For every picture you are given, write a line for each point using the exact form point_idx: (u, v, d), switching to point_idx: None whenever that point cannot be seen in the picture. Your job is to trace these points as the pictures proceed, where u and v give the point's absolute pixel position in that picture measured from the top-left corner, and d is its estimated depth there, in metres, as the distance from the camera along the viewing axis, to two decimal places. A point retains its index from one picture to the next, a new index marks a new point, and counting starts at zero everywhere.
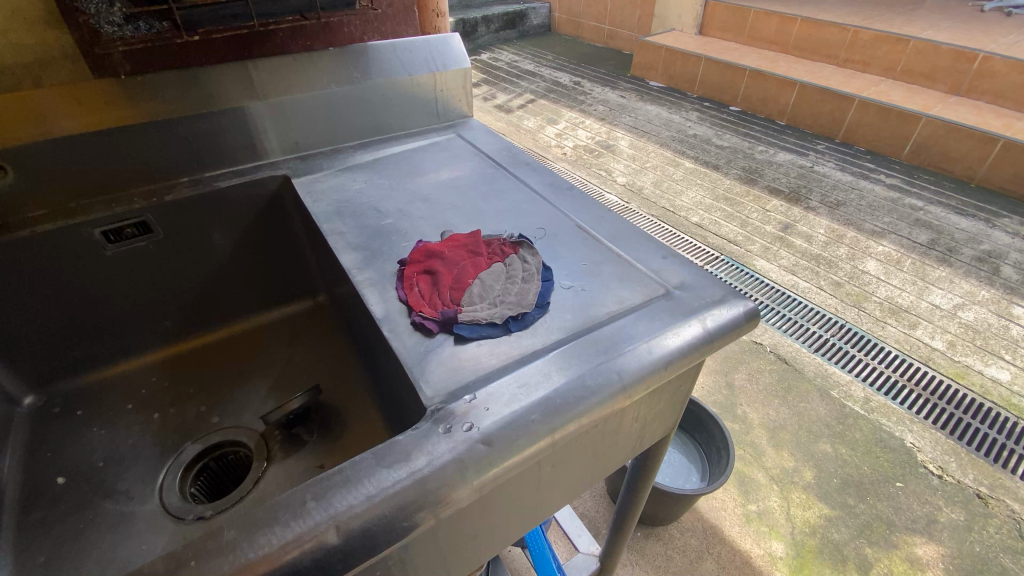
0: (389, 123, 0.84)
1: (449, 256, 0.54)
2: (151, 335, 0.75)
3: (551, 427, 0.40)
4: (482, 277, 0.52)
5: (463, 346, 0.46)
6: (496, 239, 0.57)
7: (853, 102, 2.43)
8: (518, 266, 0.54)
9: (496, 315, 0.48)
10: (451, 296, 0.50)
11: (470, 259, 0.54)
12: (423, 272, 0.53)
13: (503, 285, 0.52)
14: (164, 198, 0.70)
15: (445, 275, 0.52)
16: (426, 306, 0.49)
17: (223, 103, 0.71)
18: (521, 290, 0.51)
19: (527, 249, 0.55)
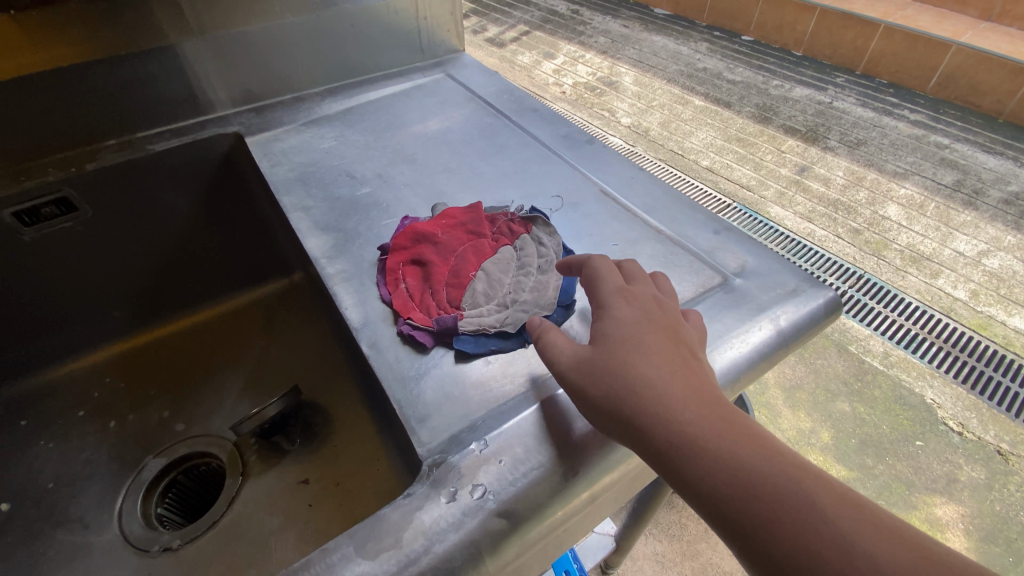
0: (362, 63, 0.69)
1: (442, 240, 0.43)
2: (98, 330, 0.64)
3: (589, 482, 0.30)
4: (486, 268, 0.41)
5: (466, 366, 0.35)
6: (501, 215, 0.46)
7: (879, 29, 2.22)
8: (529, 250, 0.42)
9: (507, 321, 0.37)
10: (447, 295, 0.39)
11: (470, 243, 0.43)
12: (411, 264, 0.42)
13: (513, 279, 0.41)
14: (85, 166, 0.56)
15: (439, 269, 0.41)
16: (417, 310, 0.38)
17: (149, 44, 0.56)
18: (538, 285, 0.40)
19: (541, 227, 0.44)
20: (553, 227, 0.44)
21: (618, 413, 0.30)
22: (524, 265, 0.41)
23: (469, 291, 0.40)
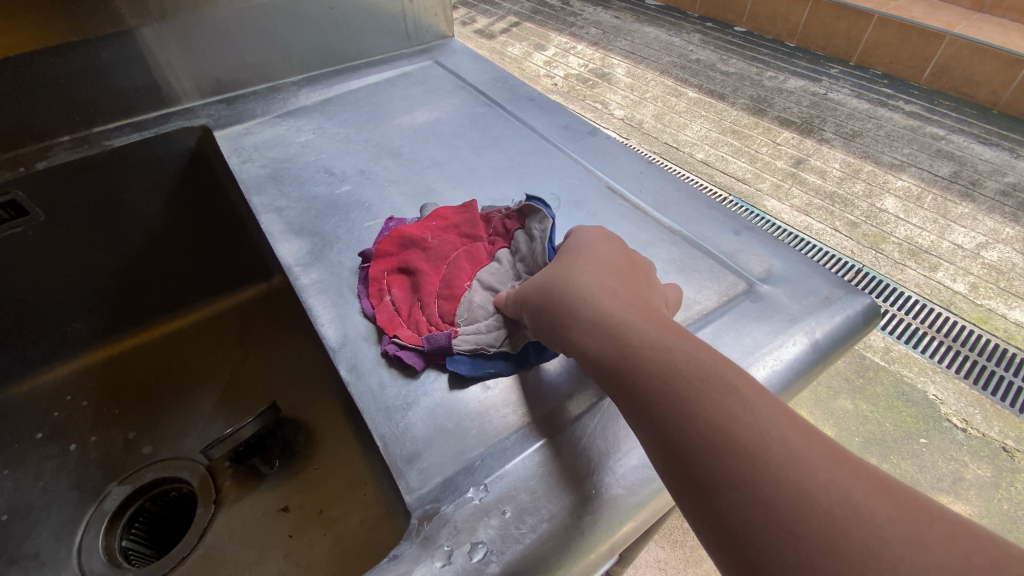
0: (342, 49, 0.63)
1: (433, 251, 0.38)
2: (58, 344, 0.59)
3: (606, 531, 0.26)
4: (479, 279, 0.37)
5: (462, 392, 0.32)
6: (495, 212, 0.40)
7: (872, 20, 2.20)
8: (525, 250, 0.37)
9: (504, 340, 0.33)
10: (437, 312, 0.35)
11: (464, 247, 0.38)
12: (398, 273, 0.37)
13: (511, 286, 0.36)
14: (34, 165, 0.50)
15: (430, 285, 0.37)
16: (404, 327, 0.34)
17: (102, 29, 0.50)
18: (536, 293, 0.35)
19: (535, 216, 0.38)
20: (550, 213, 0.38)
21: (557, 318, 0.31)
22: (521, 273, 0.37)
23: (460, 303, 0.35)
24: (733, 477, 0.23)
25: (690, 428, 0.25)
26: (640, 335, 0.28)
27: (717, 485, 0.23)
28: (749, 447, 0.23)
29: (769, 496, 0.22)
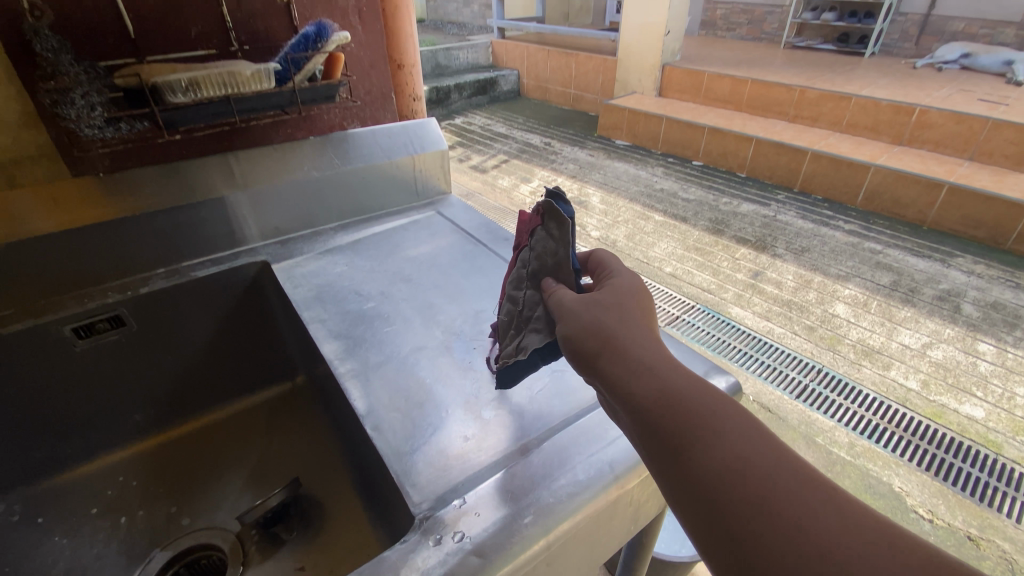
0: (368, 203, 0.85)
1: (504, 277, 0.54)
2: (120, 432, 0.71)
3: (545, 529, 0.39)
4: (514, 293, 0.51)
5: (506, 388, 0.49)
6: (529, 217, 0.52)
7: (806, 155, 2.60)
8: (540, 252, 0.49)
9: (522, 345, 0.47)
10: (499, 324, 0.52)
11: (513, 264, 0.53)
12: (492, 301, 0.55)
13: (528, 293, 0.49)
14: (140, 290, 0.68)
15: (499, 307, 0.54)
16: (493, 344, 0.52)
17: (202, 195, 0.72)
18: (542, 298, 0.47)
19: (548, 222, 0.49)
20: (563, 220, 0.48)
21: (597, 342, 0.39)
22: (536, 272, 0.49)
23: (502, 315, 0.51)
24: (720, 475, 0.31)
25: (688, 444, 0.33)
26: (652, 380, 0.36)
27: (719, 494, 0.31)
28: (737, 468, 0.31)
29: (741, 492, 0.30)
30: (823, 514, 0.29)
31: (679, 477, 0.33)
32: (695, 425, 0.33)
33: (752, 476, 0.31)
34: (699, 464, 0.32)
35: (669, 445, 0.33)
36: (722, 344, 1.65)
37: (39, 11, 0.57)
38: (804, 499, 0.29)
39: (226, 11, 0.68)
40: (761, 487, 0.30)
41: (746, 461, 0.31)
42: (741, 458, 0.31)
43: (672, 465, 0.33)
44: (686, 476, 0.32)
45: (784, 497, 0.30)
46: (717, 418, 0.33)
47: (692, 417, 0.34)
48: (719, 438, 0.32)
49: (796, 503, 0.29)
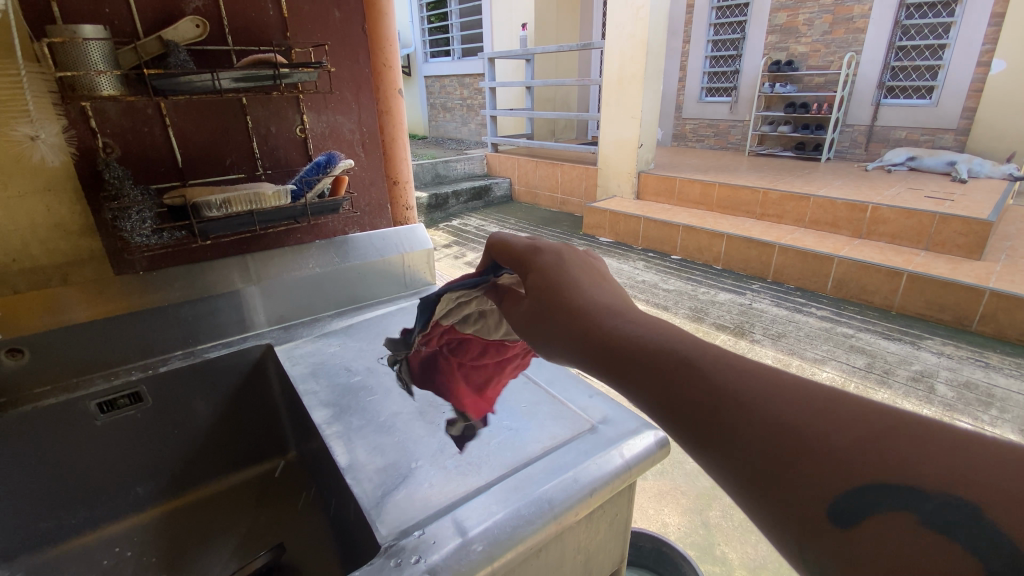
0: (363, 295, 0.99)
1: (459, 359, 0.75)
2: (121, 504, 0.78)
3: (490, 556, 0.46)
4: (492, 336, 0.72)
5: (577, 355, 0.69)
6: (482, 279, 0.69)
7: (775, 248, 2.81)
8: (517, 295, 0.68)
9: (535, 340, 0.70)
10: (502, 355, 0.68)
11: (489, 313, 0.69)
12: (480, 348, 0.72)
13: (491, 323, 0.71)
14: (159, 369, 0.78)
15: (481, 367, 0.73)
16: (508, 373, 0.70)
17: (221, 289, 0.85)
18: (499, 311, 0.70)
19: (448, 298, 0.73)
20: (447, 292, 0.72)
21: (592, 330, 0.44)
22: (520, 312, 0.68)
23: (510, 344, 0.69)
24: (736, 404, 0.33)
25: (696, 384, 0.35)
26: (647, 344, 0.40)
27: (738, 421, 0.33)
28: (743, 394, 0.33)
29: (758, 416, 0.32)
30: (808, 409, 0.32)
31: (694, 410, 0.35)
32: (678, 368, 0.37)
33: (747, 386, 0.34)
34: (692, 398, 0.35)
35: (662, 390, 0.36)
36: None
37: (110, 148, 0.74)
38: (791, 397, 0.32)
39: (255, 145, 0.87)
40: (750, 399, 0.33)
41: (745, 385, 0.34)
42: (741, 384, 0.34)
43: (685, 398, 0.35)
44: (685, 412, 0.35)
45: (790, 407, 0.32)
46: (695, 357, 0.37)
47: (674, 362, 0.37)
48: (702, 373, 0.36)
49: (783, 407, 0.32)
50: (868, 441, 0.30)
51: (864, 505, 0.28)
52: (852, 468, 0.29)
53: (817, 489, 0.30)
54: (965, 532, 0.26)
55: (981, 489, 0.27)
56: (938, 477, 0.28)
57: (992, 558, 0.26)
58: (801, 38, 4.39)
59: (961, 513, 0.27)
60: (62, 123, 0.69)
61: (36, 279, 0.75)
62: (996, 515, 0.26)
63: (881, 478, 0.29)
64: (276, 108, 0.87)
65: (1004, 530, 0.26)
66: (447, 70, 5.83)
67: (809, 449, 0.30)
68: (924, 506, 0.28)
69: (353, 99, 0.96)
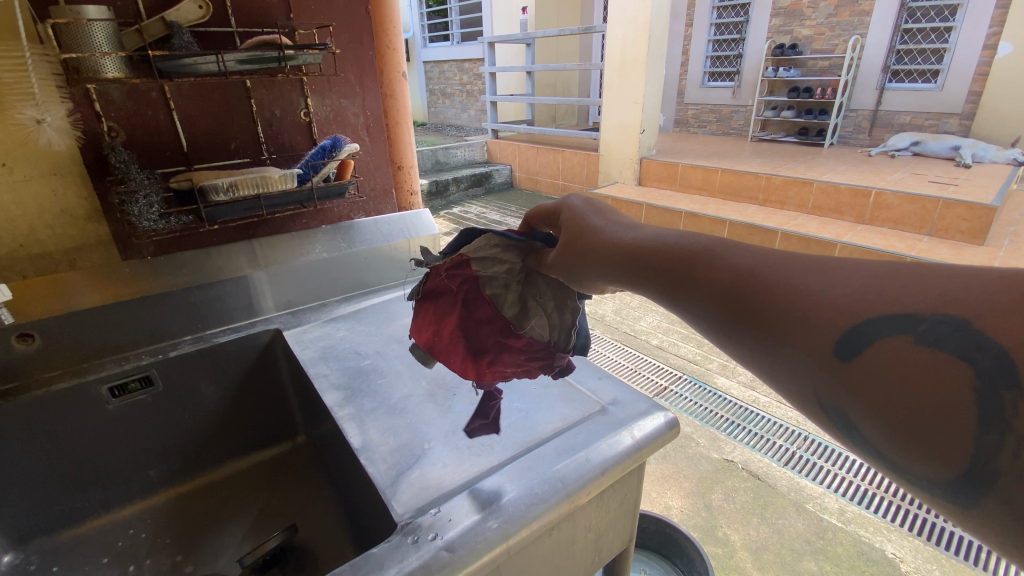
0: (369, 280, 0.99)
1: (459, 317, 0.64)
2: (134, 487, 0.78)
3: (505, 533, 0.47)
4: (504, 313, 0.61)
5: (590, 342, 0.65)
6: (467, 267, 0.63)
7: (777, 235, 2.80)
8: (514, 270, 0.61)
9: (552, 330, 0.61)
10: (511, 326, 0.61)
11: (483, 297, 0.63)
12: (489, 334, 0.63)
13: (513, 295, 0.60)
14: (169, 353, 0.79)
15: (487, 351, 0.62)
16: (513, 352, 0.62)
17: (229, 274, 0.85)
18: (527, 285, 0.59)
19: (489, 238, 0.59)
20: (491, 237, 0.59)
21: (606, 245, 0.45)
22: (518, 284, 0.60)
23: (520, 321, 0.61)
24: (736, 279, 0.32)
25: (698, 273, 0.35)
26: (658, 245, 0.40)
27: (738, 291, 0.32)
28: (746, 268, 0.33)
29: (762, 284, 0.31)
30: (807, 266, 0.30)
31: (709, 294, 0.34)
32: (689, 258, 0.36)
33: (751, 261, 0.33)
34: (702, 279, 0.35)
35: (675, 283, 0.37)
36: (709, 414, 1.76)
37: (115, 131, 0.73)
38: (794, 263, 0.31)
39: (260, 129, 0.86)
40: (755, 269, 0.32)
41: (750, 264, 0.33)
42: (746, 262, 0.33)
43: (690, 285, 0.35)
44: (695, 296, 0.35)
45: (785, 272, 0.30)
46: (706, 244, 0.36)
47: (685, 253, 0.37)
48: (716, 258, 0.35)
49: (785, 267, 0.31)
50: (873, 287, 0.27)
51: (860, 334, 0.25)
52: (850, 306, 0.26)
53: (809, 330, 0.28)
54: (956, 343, 0.22)
55: (976, 304, 0.23)
56: (938, 301, 0.24)
57: (978, 361, 0.22)
58: (806, 21, 4.33)
59: (952, 327, 0.23)
60: (67, 106, 0.69)
61: (43, 263, 0.75)
62: (986, 326, 0.22)
63: (880, 312, 0.25)
64: (280, 91, 0.86)
65: (997, 333, 0.21)
66: (446, 55, 5.76)
67: (806, 299, 0.28)
68: (920, 328, 0.24)
69: (357, 82, 0.95)
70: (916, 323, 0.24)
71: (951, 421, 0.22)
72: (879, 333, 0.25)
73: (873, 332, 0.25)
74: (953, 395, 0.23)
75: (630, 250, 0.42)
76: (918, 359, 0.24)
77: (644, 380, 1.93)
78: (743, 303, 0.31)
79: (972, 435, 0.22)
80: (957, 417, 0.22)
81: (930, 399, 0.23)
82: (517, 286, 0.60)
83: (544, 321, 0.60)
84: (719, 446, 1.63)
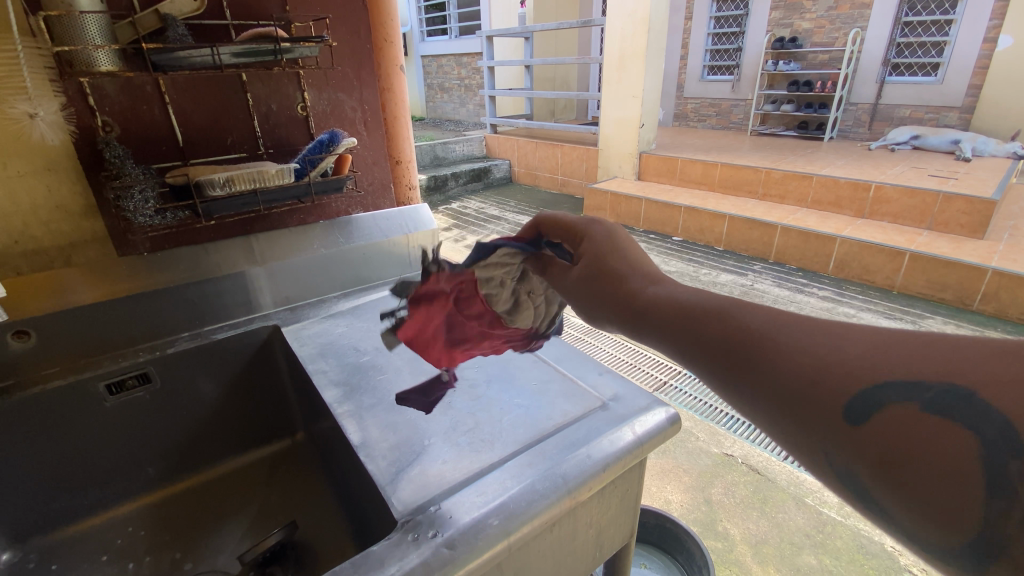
0: (367, 276, 0.98)
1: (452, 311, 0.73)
2: (133, 484, 0.78)
3: (506, 530, 0.46)
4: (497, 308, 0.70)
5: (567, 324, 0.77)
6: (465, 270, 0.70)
7: (777, 229, 2.79)
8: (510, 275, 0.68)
9: (536, 319, 0.72)
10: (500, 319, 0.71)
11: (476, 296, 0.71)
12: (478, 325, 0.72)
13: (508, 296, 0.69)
14: (167, 351, 0.78)
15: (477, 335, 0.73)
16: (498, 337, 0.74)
17: (226, 270, 0.84)
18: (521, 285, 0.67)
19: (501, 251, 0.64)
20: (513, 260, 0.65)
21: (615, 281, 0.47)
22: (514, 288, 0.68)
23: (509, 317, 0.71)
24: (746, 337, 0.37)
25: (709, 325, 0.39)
26: (667, 293, 0.43)
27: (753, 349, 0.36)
28: (758, 326, 0.37)
29: (777, 346, 0.35)
30: (813, 331, 0.35)
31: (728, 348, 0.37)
32: (700, 314, 0.40)
33: (762, 318, 0.37)
34: (712, 334, 0.39)
35: (679, 328, 0.41)
36: (708, 408, 1.76)
37: (109, 126, 0.72)
38: (801, 328, 0.35)
39: (256, 123, 0.85)
40: (766, 328, 0.37)
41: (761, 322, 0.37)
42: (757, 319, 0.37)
43: (704, 338, 0.39)
44: (704, 349, 0.39)
45: (796, 338, 0.35)
46: (716, 300, 0.40)
47: (695, 306, 0.41)
48: (725, 313, 0.39)
49: (795, 331, 0.35)
50: (880, 350, 0.32)
51: (874, 403, 0.30)
52: (859, 372, 0.31)
53: (826, 394, 0.32)
54: (964, 413, 0.27)
55: (976, 374, 0.28)
56: (941, 369, 0.29)
57: (985, 431, 0.26)
58: (806, 14, 4.31)
59: (957, 395, 0.28)
60: (60, 100, 0.68)
61: (39, 260, 0.74)
62: (989, 395, 0.27)
63: (888, 377, 0.30)
64: (276, 85, 0.85)
65: (999, 407, 0.26)
66: (444, 49, 5.73)
67: (819, 362, 0.33)
68: (927, 395, 0.29)
69: (354, 76, 0.94)
70: (921, 391, 0.29)
71: (961, 486, 0.27)
72: (891, 401, 0.29)
73: (883, 400, 0.30)
74: (960, 458, 0.27)
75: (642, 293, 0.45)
76: (927, 426, 0.29)
77: (643, 375, 1.93)
78: (756, 361, 0.36)
79: (981, 500, 0.26)
80: (964, 480, 0.27)
81: (940, 463, 0.28)
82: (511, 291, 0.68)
83: (529, 315, 0.70)
84: (719, 441, 1.63)
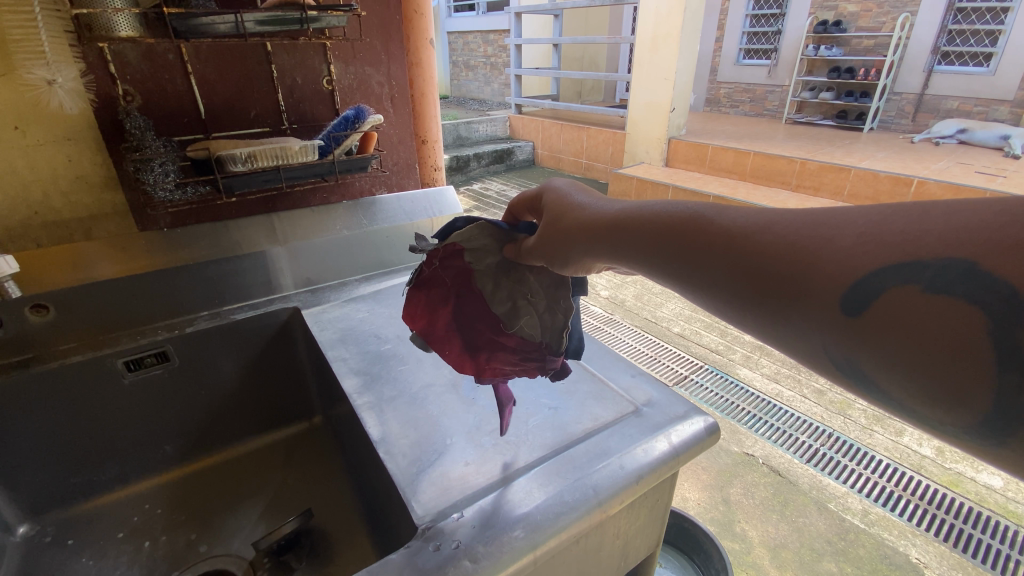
0: (390, 259, 0.95)
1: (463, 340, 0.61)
2: (150, 461, 0.78)
3: (533, 543, 0.43)
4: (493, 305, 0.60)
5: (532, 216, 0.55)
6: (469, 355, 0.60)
7: None
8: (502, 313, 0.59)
9: (542, 329, 0.59)
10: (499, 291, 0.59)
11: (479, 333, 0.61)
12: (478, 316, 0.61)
13: (504, 292, 0.58)
14: (186, 330, 0.76)
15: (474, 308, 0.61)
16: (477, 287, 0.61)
17: (246, 249, 0.82)
18: (518, 283, 0.57)
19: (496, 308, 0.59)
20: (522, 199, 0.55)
21: (594, 225, 0.43)
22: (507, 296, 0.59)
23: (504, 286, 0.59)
24: (736, 248, 0.31)
25: (701, 238, 0.34)
26: (643, 215, 0.39)
27: (755, 251, 0.30)
28: (761, 221, 0.31)
29: (766, 246, 0.29)
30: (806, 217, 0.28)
31: (741, 273, 0.30)
32: (685, 225, 0.35)
33: (756, 218, 0.31)
34: (706, 255, 0.33)
35: (674, 254, 0.35)
36: (729, 406, 1.71)
37: (131, 95, 0.69)
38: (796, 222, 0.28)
39: (281, 97, 0.82)
40: (764, 227, 0.30)
41: (766, 219, 0.31)
42: (760, 217, 0.31)
43: (697, 247, 0.34)
44: (703, 268, 0.33)
45: (796, 237, 0.28)
46: (698, 209, 0.35)
47: (671, 223, 0.36)
48: (711, 224, 0.33)
49: (786, 225, 0.29)
50: (871, 235, 0.26)
51: (869, 290, 0.24)
52: (851, 262, 0.26)
53: (828, 289, 0.26)
54: (967, 287, 0.22)
55: (977, 243, 0.22)
56: (939, 243, 0.23)
57: (991, 303, 0.21)
58: None
59: (956, 272, 0.22)
60: (79, 67, 0.65)
61: (59, 232, 0.73)
62: (993, 267, 0.21)
63: (880, 263, 0.24)
64: (302, 56, 0.81)
65: (1003, 275, 0.21)
66: (472, 26, 5.62)
67: (811, 258, 0.27)
68: (926, 274, 0.23)
69: (382, 49, 0.89)
70: (921, 270, 0.23)
71: (963, 369, 0.22)
72: (885, 286, 0.24)
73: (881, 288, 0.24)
74: (963, 340, 0.22)
75: (598, 221, 0.43)
76: (926, 308, 0.23)
77: (663, 369, 1.88)
78: (755, 274, 0.30)
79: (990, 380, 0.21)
80: (970, 359, 0.22)
81: (937, 344, 0.23)
82: (505, 283, 0.58)
83: (533, 319, 0.58)
84: (740, 440, 1.58)
